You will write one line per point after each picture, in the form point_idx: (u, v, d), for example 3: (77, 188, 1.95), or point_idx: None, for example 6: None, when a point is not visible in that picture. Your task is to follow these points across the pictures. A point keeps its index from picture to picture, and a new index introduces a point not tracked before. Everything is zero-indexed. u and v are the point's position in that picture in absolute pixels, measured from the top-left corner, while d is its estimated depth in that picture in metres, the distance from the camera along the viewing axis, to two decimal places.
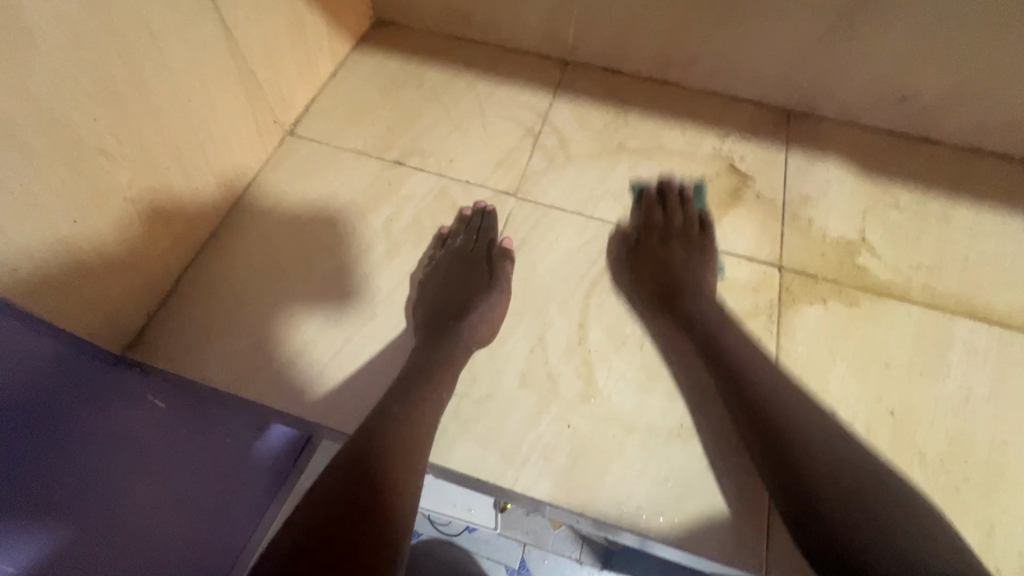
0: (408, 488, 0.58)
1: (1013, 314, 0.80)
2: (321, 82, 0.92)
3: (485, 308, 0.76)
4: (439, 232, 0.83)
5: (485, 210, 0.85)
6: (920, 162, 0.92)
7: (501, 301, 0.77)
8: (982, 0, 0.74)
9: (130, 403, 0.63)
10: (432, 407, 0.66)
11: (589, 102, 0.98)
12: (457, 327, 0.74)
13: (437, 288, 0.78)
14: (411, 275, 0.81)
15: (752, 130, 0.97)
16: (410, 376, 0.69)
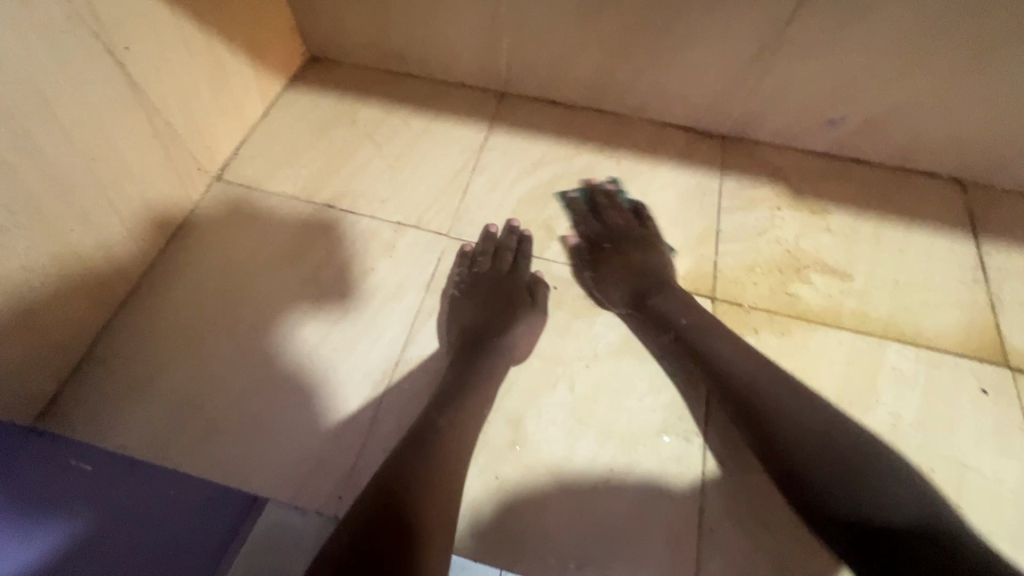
0: (449, 495, 0.56)
1: (941, 336, 0.77)
2: (249, 126, 0.94)
3: (523, 332, 0.73)
4: (464, 250, 0.82)
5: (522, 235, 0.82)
6: (850, 183, 0.91)
7: (538, 324, 0.75)
8: (893, 23, 0.73)
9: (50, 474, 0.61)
10: (470, 427, 0.64)
11: (524, 132, 0.95)
12: (499, 346, 0.71)
13: (471, 308, 0.75)
14: (442, 291, 0.79)
15: (688, 157, 0.94)
16: (445, 395, 0.66)
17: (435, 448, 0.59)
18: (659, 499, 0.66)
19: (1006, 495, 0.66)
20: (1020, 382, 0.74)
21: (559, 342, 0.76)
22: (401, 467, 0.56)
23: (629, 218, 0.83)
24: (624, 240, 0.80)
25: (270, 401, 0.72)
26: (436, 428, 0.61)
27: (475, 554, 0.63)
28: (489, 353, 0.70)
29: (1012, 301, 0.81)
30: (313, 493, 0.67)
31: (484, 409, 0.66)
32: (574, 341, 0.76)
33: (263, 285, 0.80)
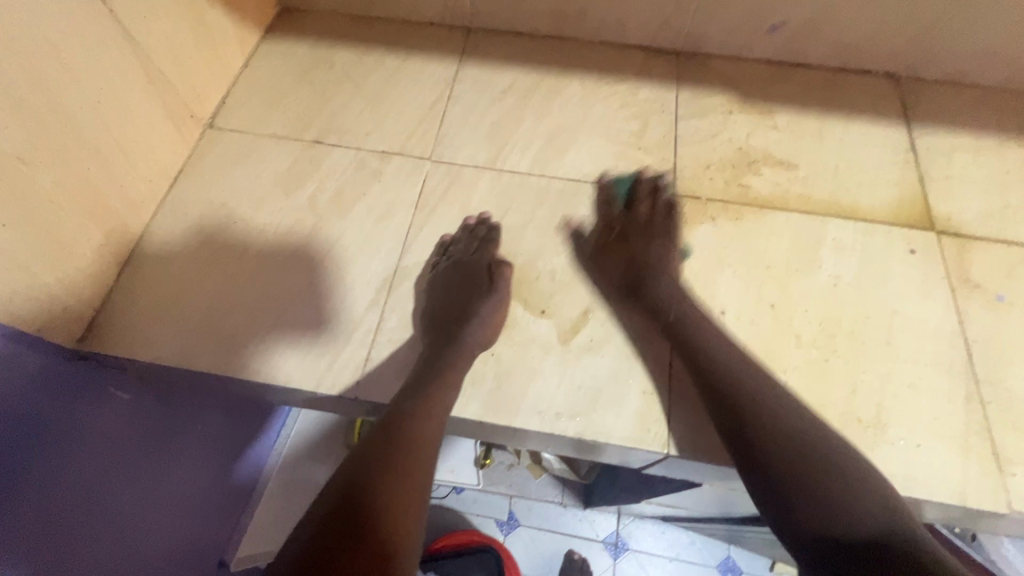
0: (421, 471, 0.61)
1: (876, 210, 0.87)
2: (233, 75, 0.99)
3: (488, 311, 0.76)
4: (441, 240, 0.84)
5: (491, 223, 0.84)
6: (795, 85, 1.00)
7: (499, 307, 0.77)
8: None
9: (105, 401, 0.75)
10: (440, 405, 0.67)
11: (493, 63, 1.02)
12: (460, 333, 0.73)
13: (445, 291, 0.79)
14: (417, 283, 0.82)
15: (647, 73, 1.01)
16: (414, 383, 0.69)
17: (413, 433, 0.64)
18: (633, 360, 0.75)
19: (930, 332, 0.77)
20: (943, 242, 0.84)
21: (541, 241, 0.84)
22: (356, 486, 0.58)
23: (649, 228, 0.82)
24: (631, 228, 0.82)
25: (286, 311, 0.80)
26: (405, 406, 0.66)
27: (478, 417, 0.72)
28: (457, 340, 0.73)
29: (939, 175, 0.91)
30: (334, 379, 0.76)
31: (449, 392, 0.69)
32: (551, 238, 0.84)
33: (265, 215, 0.87)
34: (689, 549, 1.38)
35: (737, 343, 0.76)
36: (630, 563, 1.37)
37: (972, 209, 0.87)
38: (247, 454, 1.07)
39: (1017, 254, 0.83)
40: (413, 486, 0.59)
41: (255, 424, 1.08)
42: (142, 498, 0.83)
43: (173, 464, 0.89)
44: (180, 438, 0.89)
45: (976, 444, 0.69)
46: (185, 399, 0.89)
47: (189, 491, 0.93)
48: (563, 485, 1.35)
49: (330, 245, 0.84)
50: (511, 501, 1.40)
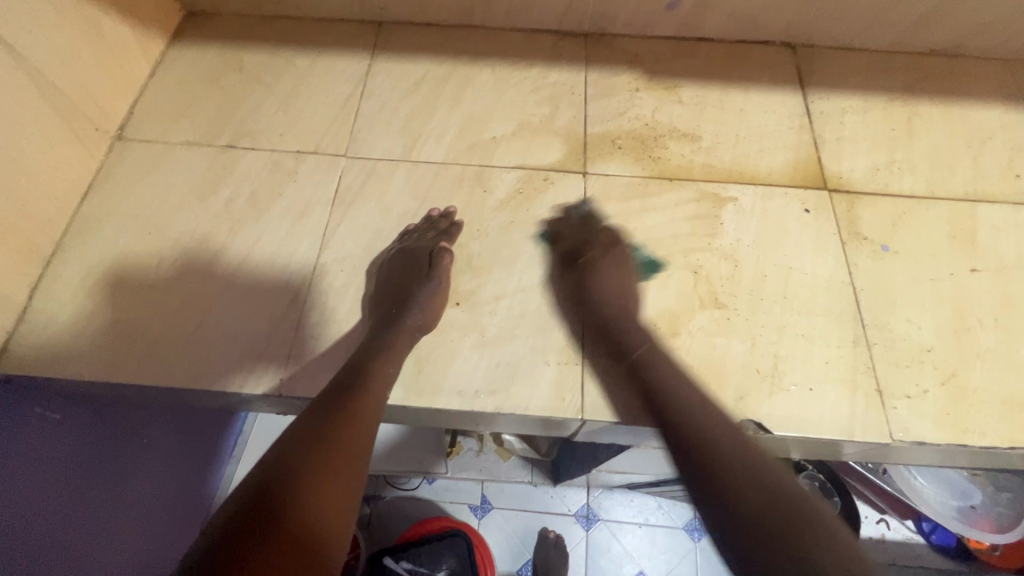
0: (356, 453, 0.62)
1: (774, 174, 0.92)
2: (140, 85, 0.98)
3: (428, 296, 0.78)
4: (402, 230, 0.86)
5: (452, 214, 0.86)
6: (697, 60, 1.04)
7: (438, 293, 0.78)
8: None
9: (28, 428, 0.74)
10: (378, 388, 0.69)
11: (404, 55, 1.03)
12: (399, 319, 0.75)
13: (389, 273, 0.80)
14: (366, 270, 0.84)
15: (556, 57, 1.04)
16: (356, 361, 0.71)
17: (346, 415, 0.65)
18: (548, 334, 0.79)
19: (822, 284, 0.82)
20: (834, 199, 0.90)
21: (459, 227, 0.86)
22: (289, 461, 0.59)
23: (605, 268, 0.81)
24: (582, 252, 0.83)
25: (208, 315, 0.81)
26: (345, 389, 0.68)
27: (401, 401, 0.74)
28: (399, 321, 0.75)
29: (831, 137, 0.96)
30: (258, 377, 0.77)
31: (390, 369, 0.71)
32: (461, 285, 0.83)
33: (180, 224, 0.87)
34: (656, 513, 1.44)
35: (645, 310, 0.80)
36: (601, 532, 1.42)
37: (862, 166, 0.93)
38: (204, 458, 1.08)
39: (901, 204, 0.89)
40: (347, 470, 0.60)
41: (216, 436, 1.11)
42: (99, 509, 0.85)
43: (134, 474, 0.90)
44: (140, 450, 0.91)
45: (863, 383, 0.75)
46: (129, 416, 0.88)
47: (148, 502, 0.95)
48: (531, 464, 1.39)
49: (249, 249, 0.85)
50: (484, 486, 1.44)
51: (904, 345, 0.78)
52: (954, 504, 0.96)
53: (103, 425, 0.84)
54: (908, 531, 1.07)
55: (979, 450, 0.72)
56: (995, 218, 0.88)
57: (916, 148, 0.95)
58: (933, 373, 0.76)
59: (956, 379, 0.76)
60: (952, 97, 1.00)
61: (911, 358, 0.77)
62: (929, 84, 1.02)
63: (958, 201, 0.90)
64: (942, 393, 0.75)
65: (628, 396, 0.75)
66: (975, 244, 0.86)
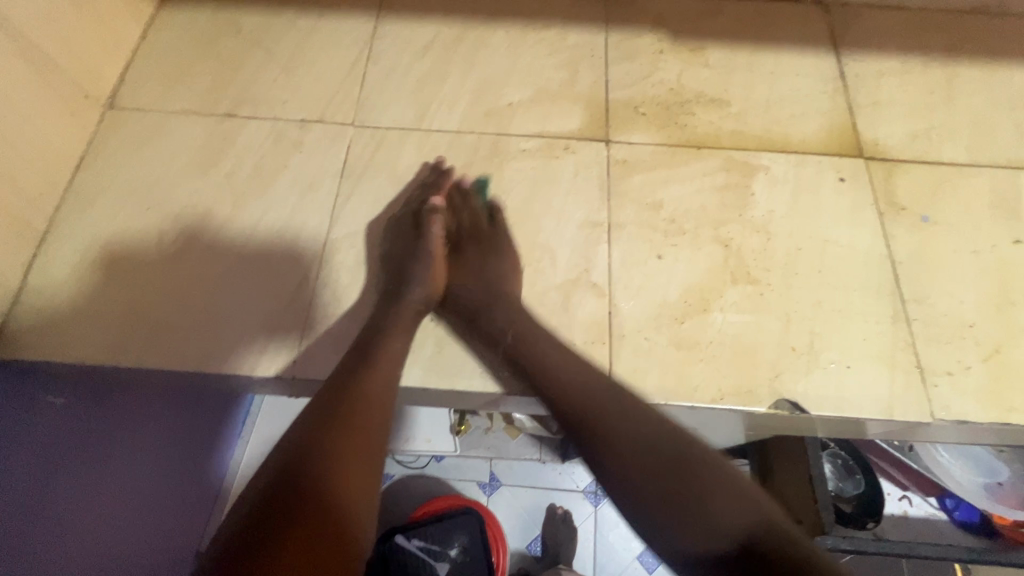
0: (374, 436, 0.59)
1: (807, 141, 0.87)
2: (130, 49, 0.91)
3: (430, 262, 0.74)
4: (397, 198, 0.82)
5: (447, 175, 0.81)
6: (724, 19, 0.98)
7: (436, 261, 0.74)
8: None
9: (29, 414, 0.71)
10: (388, 362, 0.66)
11: (412, 17, 0.96)
12: (400, 291, 0.72)
13: (391, 242, 0.78)
14: (378, 244, 0.79)
15: (574, 17, 0.97)
16: (363, 338, 0.68)
17: (361, 396, 0.61)
18: (573, 312, 0.75)
19: (859, 257, 0.78)
20: (871, 167, 0.85)
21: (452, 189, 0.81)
22: (302, 447, 0.55)
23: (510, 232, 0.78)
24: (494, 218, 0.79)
25: (214, 293, 0.77)
26: (356, 366, 0.64)
27: (421, 383, 0.71)
28: (403, 292, 0.72)
29: (867, 102, 0.91)
30: (267, 359, 0.74)
31: (396, 344, 0.68)
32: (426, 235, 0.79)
33: (180, 199, 0.82)
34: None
35: (674, 286, 0.76)
36: (610, 508, 1.41)
37: (899, 132, 0.88)
38: (213, 438, 1.06)
39: (940, 172, 0.85)
40: (365, 453, 0.57)
41: (224, 417, 1.09)
42: (116, 498, 0.84)
43: (148, 462, 0.90)
44: (153, 438, 0.90)
45: (902, 360, 0.72)
46: (132, 398, 0.85)
47: (162, 487, 0.94)
48: (540, 441, 1.36)
49: (253, 225, 0.80)
50: (491, 464, 1.42)
51: (945, 320, 0.74)
52: (980, 481, 0.95)
53: (116, 410, 0.83)
54: (930, 507, 1.01)
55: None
56: None
57: (957, 113, 0.90)
58: (975, 350, 0.73)
59: (999, 355, 0.72)
60: (994, 59, 0.95)
61: (952, 333, 0.74)
62: (970, 45, 0.96)
63: (1000, 170, 0.85)
64: (984, 370, 0.72)
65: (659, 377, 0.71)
66: (1018, 214, 0.82)
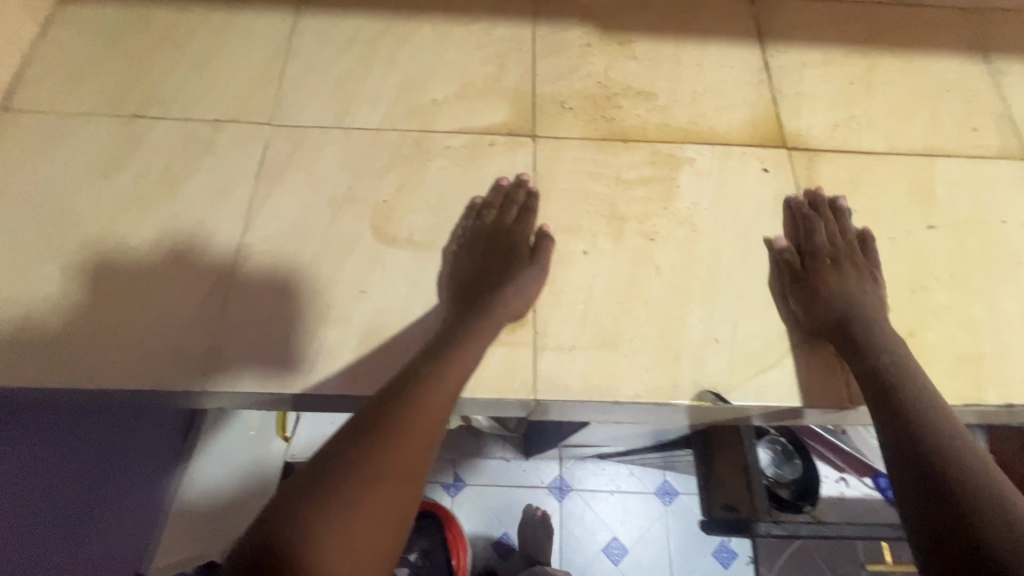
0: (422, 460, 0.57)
1: (732, 132, 0.88)
2: (26, 48, 0.86)
3: (527, 281, 0.72)
4: (474, 203, 0.79)
5: (529, 188, 0.80)
6: (652, 12, 0.98)
7: (539, 277, 0.73)
8: None
9: None
10: (457, 381, 0.63)
11: (334, 10, 0.93)
12: (491, 301, 0.69)
13: (479, 253, 0.75)
14: (296, 247, 0.77)
15: (501, 10, 0.96)
16: (435, 346, 0.66)
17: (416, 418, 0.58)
18: None
19: (781, 247, 0.79)
20: (794, 157, 0.86)
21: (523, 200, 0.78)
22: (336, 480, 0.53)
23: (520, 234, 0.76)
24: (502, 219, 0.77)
25: (120, 305, 0.73)
26: (418, 382, 0.61)
27: (338, 391, 0.70)
28: (499, 301, 0.70)
29: (791, 92, 0.92)
30: (175, 373, 0.70)
31: (466, 366, 0.64)
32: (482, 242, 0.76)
33: (82, 206, 0.77)
34: (628, 480, 1.39)
35: (599, 281, 0.76)
36: (575, 502, 1.36)
37: (821, 122, 0.90)
38: (146, 459, 0.93)
39: (861, 160, 0.87)
40: (412, 477, 0.56)
41: (164, 435, 0.98)
42: (40, 526, 0.73)
43: (83, 486, 0.80)
44: (82, 451, 0.79)
45: (821, 347, 0.73)
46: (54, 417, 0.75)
47: (98, 505, 0.83)
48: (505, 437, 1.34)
49: (161, 232, 0.76)
50: (457, 464, 1.36)
51: None
52: None
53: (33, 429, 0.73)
54: (867, 488, 1.02)
55: None
56: (951, 173, 0.86)
57: (876, 103, 0.92)
58: None
59: (913, 339, 0.74)
60: (911, 48, 0.97)
61: None
62: (889, 34, 0.98)
63: (916, 157, 0.87)
64: None
65: (581, 374, 0.71)
66: (932, 200, 0.84)
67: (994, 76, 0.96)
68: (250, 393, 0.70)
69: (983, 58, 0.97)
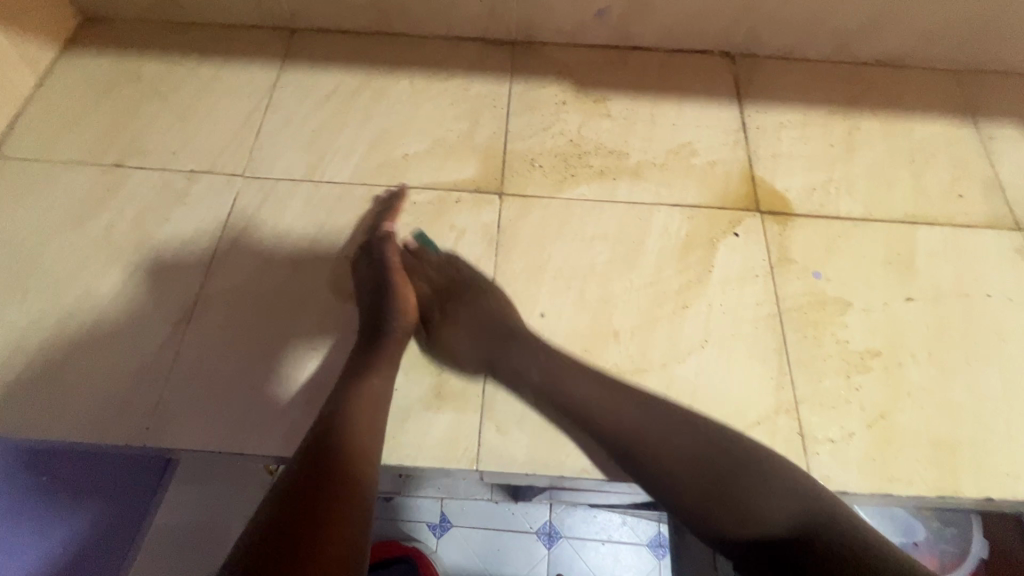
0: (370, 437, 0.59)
1: (703, 195, 0.86)
2: (23, 97, 0.90)
3: (421, 293, 0.73)
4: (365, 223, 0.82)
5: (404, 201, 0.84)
6: (630, 70, 0.98)
7: (420, 287, 0.76)
8: None
9: None
10: (377, 396, 0.64)
11: (316, 66, 0.96)
12: (384, 317, 0.70)
13: (368, 272, 0.75)
14: (247, 295, 0.77)
15: (480, 66, 0.97)
16: (350, 370, 0.66)
17: (352, 410, 0.61)
18: (445, 375, 0.72)
19: (746, 317, 0.77)
20: (767, 221, 0.84)
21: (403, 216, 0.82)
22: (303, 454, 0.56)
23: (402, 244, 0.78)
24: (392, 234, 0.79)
25: (73, 354, 0.74)
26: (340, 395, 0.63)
27: (277, 452, 0.69)
28: (395, 317, 0.71)
29: (767, 154, 0.91)
30: (119, 424, 0.70)
31: (385, 380, 0.66)
32: (371, 259, 0.76)
33: (54, 252, 0.80)
34: (620, 530, 1.17)
35: (553, 346, 0.74)
36: (564, 551, 1.15)
37: (797, 186, 0.88)
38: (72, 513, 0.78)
39: (836, 227, 0.84)
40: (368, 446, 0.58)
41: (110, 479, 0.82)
42: None
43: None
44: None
45: (783, 427, 0.70)
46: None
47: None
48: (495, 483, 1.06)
49: (126, 280, 0.78)
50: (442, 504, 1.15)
51: (830, 383, 0.72)
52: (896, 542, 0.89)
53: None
54: None
55: (905, 499, 0.67)
56: (933, 242, 0.83)
57: (856, 167, 0.90)
58: (860, 416, 0.70)
59: (884, 421, 0.70)
60: (895, 110, 0.95)
61: (837, 398, 0.71)
62: (873, 96, 0.97)
63: (896, 224, 0.84)
64: (868, 437, 0.69)
65: (527, 445, 0.69)
66: (912, 270, 0.81)
67: (983, 142, 0.93)
68: (188, 448, 0.69)
69: (972, 122, 0.94)
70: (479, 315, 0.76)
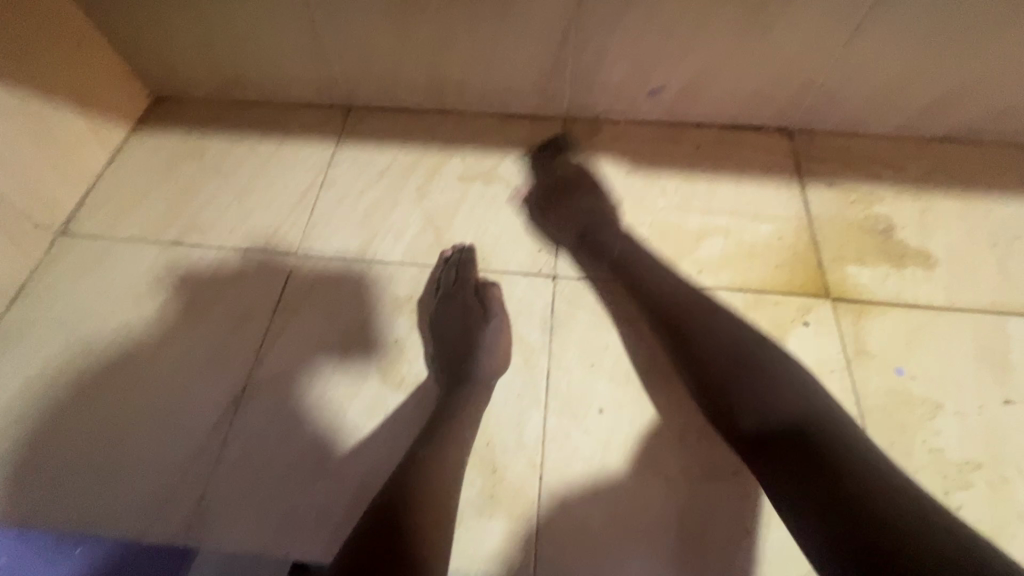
0: (445, 492, 0.58)
1: (767, 279, 0.82)
2: (93, 175, 0.94)
3: (491, 338, 0.73)
4: (429, 282, 0.82)
5: (463, 247, 0.83)
6: (684, 146, 0.96)
7: (501, 328, 0.74)
8: (671, 10, 0.80)
9: None
10: (456, 450, 0.63)
11: (371, 143, 0.98)
12: (467, 371, 0.70)
13: (442, 330, 0.75)
14: (307, 364, 0.77)
15: (531, 143, 0.97)
16: (430, 424, 0.65)
17: (433, 463, 0.60)
18: (499, 476, 0.68)
19: None
20: (839, 309, 0.79)
21: (465, 254, 0.81)
22: (390, 492, 0.56)
23: (471, 288, 0.77)
24: (457, 285, 0.78)
25: (122, 436, 0.73)
26: (424, 445, 0.62)
27: (321, 558, 0.66)
28: (474, 370, 0.71)
29: (834, 235, 0.86)
30: (166, 514, 0.68)
31: (464, 433, 0.65)
32: (444, 314, 0.76)
33: (111, 328, 0.80)
34: None
35: (613, 445, 0.70)
36: None
37: (871, 270, 0.83)
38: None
39: (917, 316, 0.78)
40: (444, 501, 0.57)
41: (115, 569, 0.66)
42: None
43: None
44: None
45: None
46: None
47: None
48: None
49: (178, 357, 0.78)
50: None
51: None
52: None
53: None
54: None
55: None
56: None
57: (932, 251, 0.84)
58: None
59: None
60: (971, 189, 0.90)
61: None
62: (946, 174, 0.92)
63: (984, 314, 0.78)
64: None
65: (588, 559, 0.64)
66: (1009, 368, 0.74)
67: None
68: (247, 534, 0.67)
69: None
70: (534, 409, 0.72)
